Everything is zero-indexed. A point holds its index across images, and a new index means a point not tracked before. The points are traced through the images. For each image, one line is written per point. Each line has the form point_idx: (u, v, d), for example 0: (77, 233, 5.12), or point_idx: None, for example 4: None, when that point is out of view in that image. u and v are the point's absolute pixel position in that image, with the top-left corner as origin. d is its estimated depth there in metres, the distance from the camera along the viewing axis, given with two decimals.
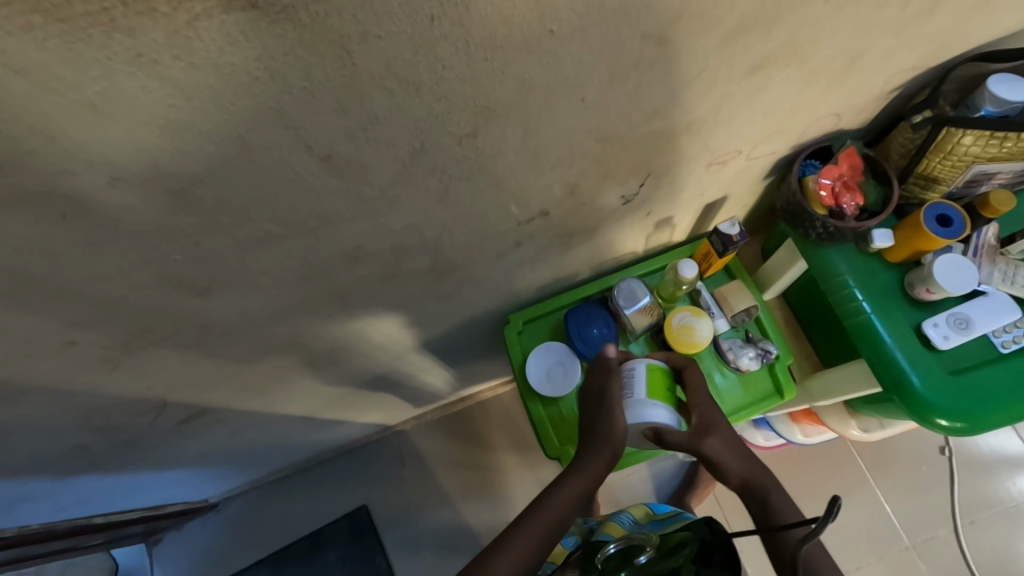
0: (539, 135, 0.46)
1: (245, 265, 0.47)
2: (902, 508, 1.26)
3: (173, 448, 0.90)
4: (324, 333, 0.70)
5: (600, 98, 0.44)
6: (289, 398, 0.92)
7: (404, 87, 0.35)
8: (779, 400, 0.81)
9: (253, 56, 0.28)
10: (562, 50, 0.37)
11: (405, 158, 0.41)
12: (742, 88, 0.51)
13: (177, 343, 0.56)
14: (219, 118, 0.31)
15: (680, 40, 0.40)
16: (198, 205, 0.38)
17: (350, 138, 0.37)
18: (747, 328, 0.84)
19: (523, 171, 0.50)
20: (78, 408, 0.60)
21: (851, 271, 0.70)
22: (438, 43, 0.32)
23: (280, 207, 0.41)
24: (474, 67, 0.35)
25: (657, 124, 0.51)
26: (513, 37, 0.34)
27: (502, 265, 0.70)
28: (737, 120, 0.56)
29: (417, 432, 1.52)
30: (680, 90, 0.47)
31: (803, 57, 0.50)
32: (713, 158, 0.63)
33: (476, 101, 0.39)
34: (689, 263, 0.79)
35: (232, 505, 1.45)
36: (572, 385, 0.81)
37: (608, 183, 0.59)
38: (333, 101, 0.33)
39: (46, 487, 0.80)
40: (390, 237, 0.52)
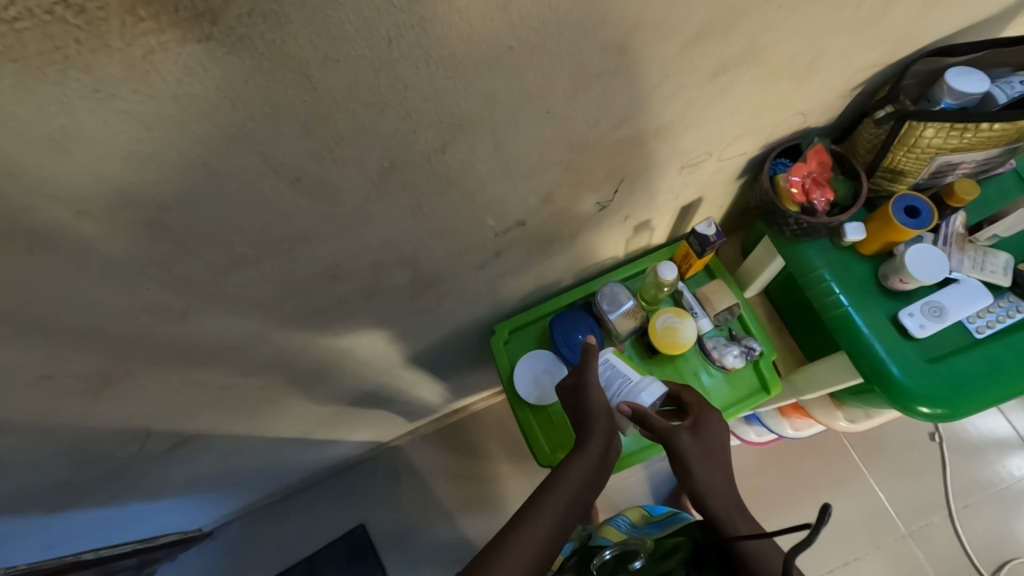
0: (509, 147, 0.46)
1: (221, 290, 0.47)
2: (896, 496, 1.27)
3: (161, 477, 0.89)
4: (309, 352, 0.70)
5: (566, 109, 0.45)
6: (278, 420, 0.91)
7: (368, 107, 0.35)
8: (766, 396, 0.82)
9: (213, 85, 0.29)
10: (523, 65, 0.38)
11: (375, 176, 0.42)
12: (706, 93, 0.52)
13: (157, 370, 0.55)
14: (184, 147, 0.31)
15: (639, 50, 0.41)
16: (168, 232, 0.37)
17: (318, 160, 0.37)
18: (730, 326, 0.85)
19: (495, 183, 0.50)
20: (60, 442, 0.59)
21: (827, 265, 0.71)
22: (399, 64, 0.33)
23: (254, 231, 0.42)
24: (438, 85, 0.36)
25: (626, 131, 0.52)
26: (473, 55, 0.35)
27: (484, 275, 0.70)
28: (703, 124, 0.58)
29: (412, 447, 1.51)
30: (644, 97, 0.48)
31: (762, 61, 0.51)
32: (685, 161, 0.65)
33: (441, 118, 0.39)
34: (669, 265, 0.79)
35: (226, 530, 1.43)
36: None
37: (582, 190, 0.60)
38: (298, 125, 0.34)
39: (32, 524, 0.79)
40: (367, 254, 0.52)
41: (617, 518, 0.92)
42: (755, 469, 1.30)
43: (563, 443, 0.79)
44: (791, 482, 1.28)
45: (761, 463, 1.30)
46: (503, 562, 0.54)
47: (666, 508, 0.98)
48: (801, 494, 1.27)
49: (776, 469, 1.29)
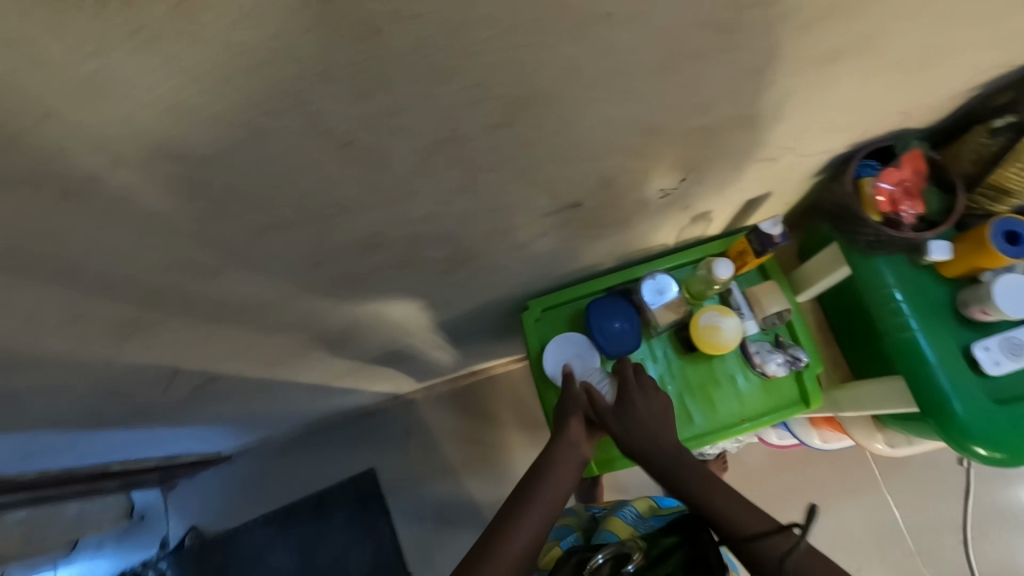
0: (579, 126, 0.41)
1: (257, 249, 0.45)
2: (912, 515, 1.24)
3: (184, 411, 0.91)
4: (337, 313, 0.68)
5: (650, 90, 0.39)
6: (300, 370, 0.91)
7: (435, 72, 0.31)
8: (803, 409, 0.78)
9: (268, 35, 0.25)
10: (617, 36, 0.32)
11: (431, 146, 0.38)
12: (808, 83, 0.46)
13: (187, 318, 0.54)
14: (229, 100, 0.28)
15: (751, 28, 0.35)
16: (207, 189, 0.35)
17: (373, 125, 0.33)
18: (777, 332, 0.81)
19: (556, 162, 0.46)
20: (91, 375, 0.59)
21: (900, 284, 0.65)
22: (478, 25, 0.28)
23: (296, 193, 0.38)
24: (516, 53, 0.31)
25: (710, 118, 0.46)
26: (563, 20, 0.30)
27: (525, 253, 0.66)
28: (791, 119, 0.51)
29: (426, 402, 1.52)
30: (739, 83, 0.42)
31: (878, 54, 0.44)
32: (762, 154, 0.58)
33: (513, 90, 0.34)
34: (725, 263, 0.74)
35: (243, 459, 1.51)
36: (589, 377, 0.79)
37: (645, 177, 0.55)
38: (356, 85, 0.30)
39: (63, 440, 0.82)
40: (410, 224, 0.49)
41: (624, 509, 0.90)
42: (769, 470, 1.27)
43: None
44: (803, 488, 1.26)
45: (775, 465, 1.27)
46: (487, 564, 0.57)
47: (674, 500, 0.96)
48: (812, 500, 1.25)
49: (790, 473, 1.26)
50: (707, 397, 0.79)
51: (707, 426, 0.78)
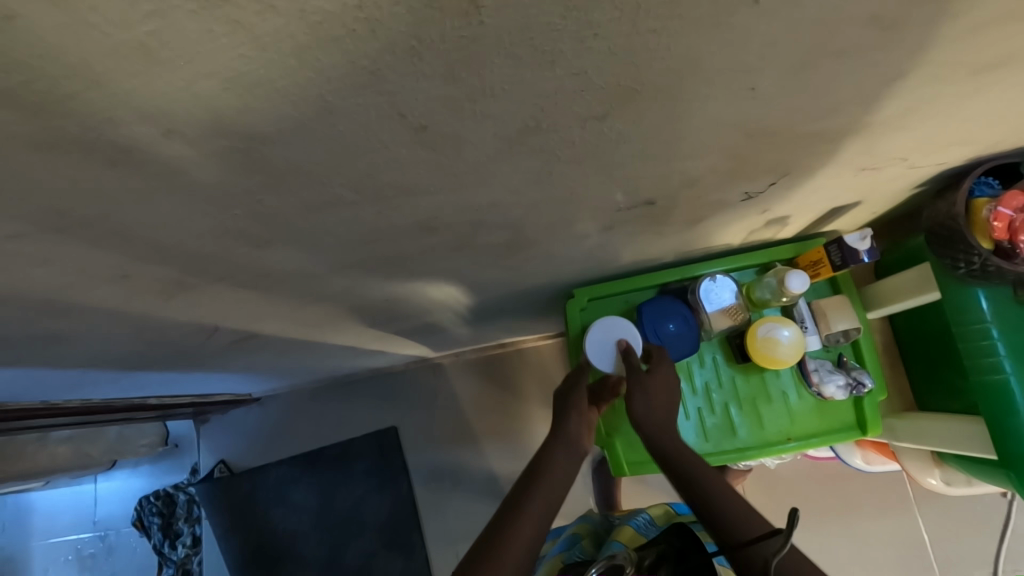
0: (679, 124, 0.36)
1: (310, 225, 0.42)
2: (943, 543, 1.18)
3: (221, 359, 0.92)
4: (381, 286, 0.65)
5: (771, 89, 0.33)
6: (336, 332, 0.90)
7: (536, 56, 0.26)
8: (858, 435, 0.74)
9: (354, 2, 0.21)
10: (755, 28, 0.27)
11: (513, 136, 0.33)
12: (952, 91, 0.39)
13: (231, 283, 0.52)
14: (300, 75, 0.24)
15: (914, 25, 0.29)
16: (265, 165, 0.31)
17: (454, 110, 0.29)
18: (840, 350, 0.75)
19: (642, 159, 0.41)
20: (135, 326, 0.59)
21: (997, 320, 0.58)
22: (598, 5, 0.23)
23: (358, 174, 0.35)
24: (633, 39, 0.26)
25: (827, 123, 0.40)
26: (698, 5, 0.25)
27: (583, 244, 0.62)
28: (915, 128, 0.45)
29: (453, 368, 1.51)
30: (874, 87, 0.36)
31: None
32: (868, 163, 0.52)
33: (618, 81, 0.30)
34: (800, 276, 0.68)
35: (274, 402, 1.56)
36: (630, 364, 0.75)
37: (732, 179, 0.49)
38: (444, 67, 0.25)
39: (107, 377, 0.84)
40: (472, 211, 0.45)
41: (637, 517, 0.91)
42: (797, 479, 1.23)
43: (618, 429, 0.79)
44: (831, 501, 1.22)
45: (805, 475, 1.23)
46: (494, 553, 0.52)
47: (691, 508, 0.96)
48: (838, 514, 1.21)
49: (819, 485, 1.22)
50: (754, 410, 0.75)
51: (750, 441, 0.75)
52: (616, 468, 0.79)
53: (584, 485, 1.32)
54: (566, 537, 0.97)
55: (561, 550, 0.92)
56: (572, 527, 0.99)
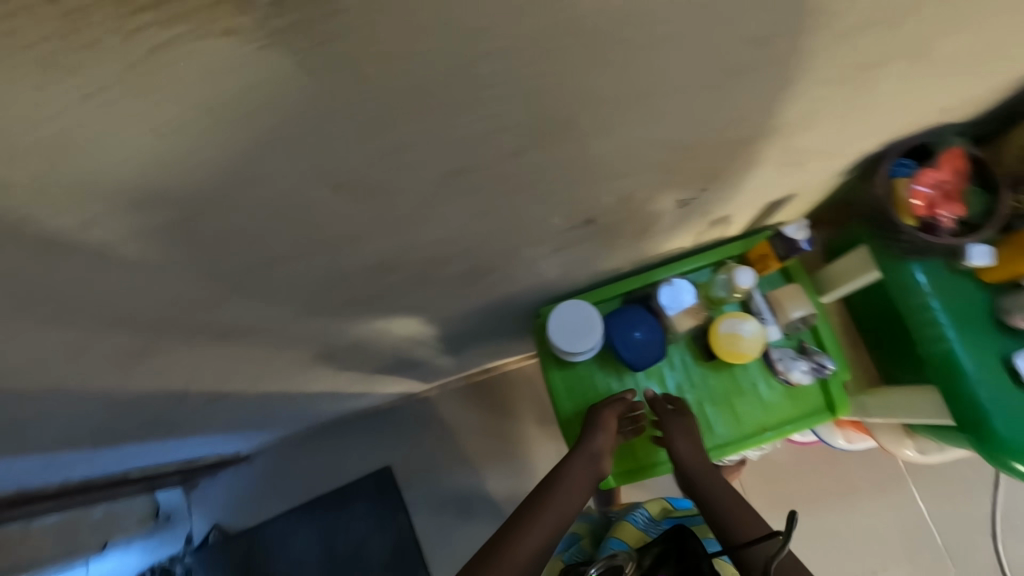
0: (594, 149, 0.38)
1: (256, 283, 0.43)
2: (940, 508, 1.20)
3: (200, 422, 0.91)
4: (346, 329, 0.66)
5: (672, 109, 0.36)
6: (313, 379, 0.90)
7: (435, 109, 0.28)
8: (829, 417, 0.76)
9: (243, 86, 0.22)
10: (635, 61, 0.29)
11: (435, 180, 0.35)
12: (844, 89, 0.42)
13: (191, 348, 0.52)
14: (208, 153, 0.26)
15: (783, 40, 0.32)
16: (195, 236, 0.32)
17: (371, 164, 0.31)
18: (801, 336, 0.78)
19: (570, 184, 0.43)
20: (101, 403, 0.58)
21: (936, 292, 0.61)
22: (480, 60, 0.25)
23: (294, 231, 0.36)
24: (523, 84, 0.28)
25: (736, 131, 0.43)
26: (575, 49, 0.27)
27: (538, 266, 0.63)
28: (823, 125, 0.47)
29: (441, 399, 1.50)
30: (769, 95, 0.38)
31: (921, 59, 0.41)
32: (790, 160, 0.54)
33: (522, 120, 0.32)
34: (746, 273, 0.73)
35: (263, 457, 1.53)
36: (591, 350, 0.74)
37: (664, 190, 0.51)
38: (347, 128, 0.27)
39: (82, 455, 0.82)
40: (417, 251, 0.46)
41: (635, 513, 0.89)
42: (792, 467, 1.24)
43: None
44: (827, 483, 1.23)
45: (799, 462, 1.24)
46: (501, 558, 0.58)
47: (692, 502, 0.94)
48: (836, 496, 1.22)
49: (813, 469, 1.24)
50: (730, 405, 0.76)
51: (729, 436, 0.75)
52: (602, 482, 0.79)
53: None
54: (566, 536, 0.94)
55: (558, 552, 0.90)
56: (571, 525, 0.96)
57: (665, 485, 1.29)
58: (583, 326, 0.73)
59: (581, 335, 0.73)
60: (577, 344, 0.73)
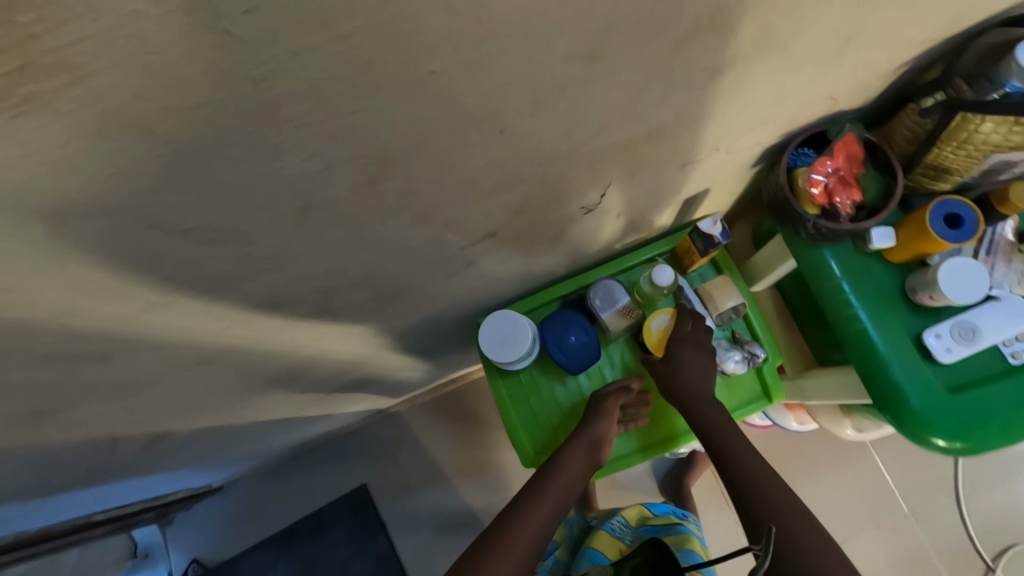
0: (459, 171, 0.38)
1: (143, 329, 0.42)
2: (903, 477, 1.22)
3: (149, 463, 0.89)
4: (273, 359, 0.66)
5: (527, 127, 0.36)
6: (261, 408, 0.89)
7: (254, 152, 0.28)
8: (767, 403, 0.77)
9: (17, 154, 0.22)
10: (459, 88, 0.29)
11: (291, 216, 0.35)
12: (711, 91, 0.42)
13: (100, 397, 0.52)
14: (13, 219, 0.25)
15: (616, 55, 0.32)
16: (45, 294, 0.32)
17: (207, 208, 0.31)
18: (734, 327, 0.79)
19: (451, 204, 0.43)
20: (19, 460, 0.57)
21: (846, 275, 0.62)
22: (281, 103, 0.25)
23: (157, 277, 0.36)
24: (343, 121, 0.28)
25: (610, 139, 0.43)
26: (383, 84, 0.27)
27: (458, 281, 0.64)
28: (705, 125, 0.48)
29: (410, 413, 1.50)
30: (629, 105, 0.39)
31: (782, 57, 0.41)
32: (686, 158, 0.55)
33: (362, 153, 0.31)
34: (665, 270, 0.72)
35: (235, 487, 1.51)
36: (527, 358, 0.75)
37: (561, 199, 0.51)
38: (163, 179, 0.27)
39: (26, 508, 0.80)
40: (311, 282, 0.46)
41: (612, 522, 0.93)
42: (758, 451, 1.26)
43: (547, 446, 0.77)
44: (793, 463, 1.25)
45: (764, 445, 1.26)
46: (504, 545, 0.59)
47: (668, 507, 0.97)
48: (803, 475, 1.24)
49: (778, 450, 1.25)
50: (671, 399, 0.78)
51: None
52: None
53: None
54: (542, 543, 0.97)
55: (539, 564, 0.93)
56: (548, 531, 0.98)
57: (637, 480, 1.30)
58: (517, 333, 0.73)
59: (514, 343, 0.73)
60: (511, 353, 0.73)
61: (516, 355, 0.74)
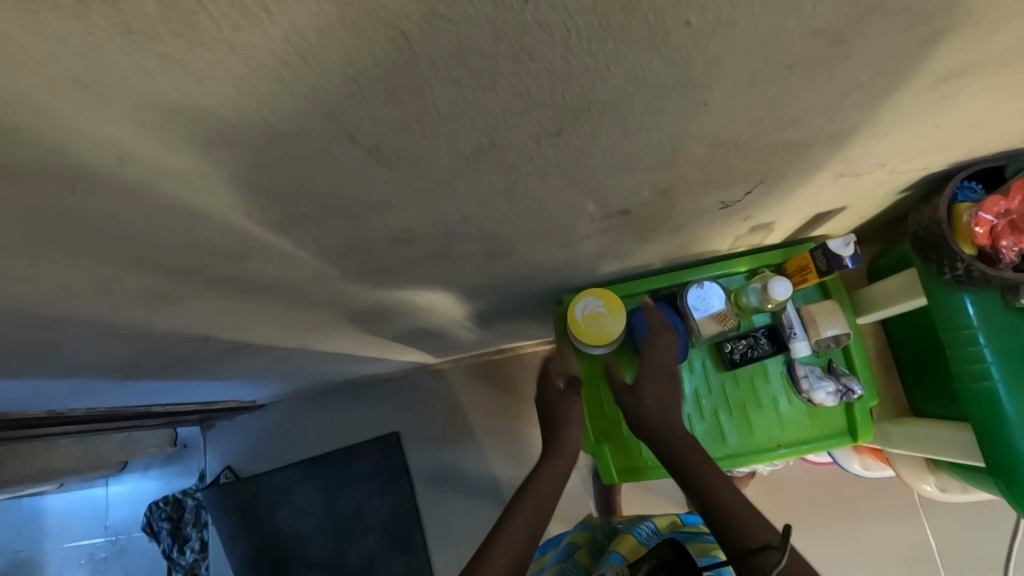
0: (640, 139, 0.36)
1: (280, 240, 0.43)
2: (952, 548, 1.15)
3: (217, 368, 0.93)
4: (366, 293, 0.66)
5: (728, 103, 0.33)
6: (328, 338, 0.91)
7: (476, 78, 0.26)
8: (850, 441, 0.74)
9: (279, 35, 0.21)
10: (696, 45, 0.27)
11: (469, 154, 0.34)
12: (921, 99, 0.38)
13: (214, 295, 0.53)
14: (239, 105, 0.25)
15: (861, 40, 0.29)
16: (224, 186, 0.32)
17: (402, 131, 0.30)
18: (830, 356, 0.75)
19: (611, 171, 0.41)
20: (125, 338, 0.60)
21: (985, 327, 0.58)
22: (528, 30, 0.24)
23: (321, 191, 0.35)
24: (573, 61, 0.26)
25: (791, 134, 0.40)
26: (631, 26, 0.25)
27: (564, 253, 0.62)
28: (888, 136, 0.44)
29: (453, 373, 1.51)
30: (836, 98, 0.35)
31: (1008, 75, 0.37)
32: (845, 170, 0.51)
33: (566, 101, 0.30)
34: (782, 283, 0.69)
35: (277, 407, 1.57)
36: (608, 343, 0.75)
37: (706, 188, 0.49)
38: (384, 92, 0.26)
39: (107, 385, 0.85)
40: (444, 225, 0.46)
41: (639, 526, 0.90)
42: (801, 486, 1.21)
43: (608, 435, 0.79)
44: (835, 506, 1.19)
45: (809, 481, 1.21)
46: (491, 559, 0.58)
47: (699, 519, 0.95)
48: (845, 519, 1.19)
49: (823, 491, 1.20)
50: (744, 416, 0.74)
51: (740, 448, 0.74)
52: (607, 477, 0.79)
53: (584, 489, 1.31)
54: (563, 546, 0.94)
55: (556, 561, 0.91)
56: (569, 535, 0.97)
57: (667, 487, 1.28)
58: (593, 315, 0.73)
59: (586, 326, 0.73)
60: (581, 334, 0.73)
61: (585, 338, 0.74)
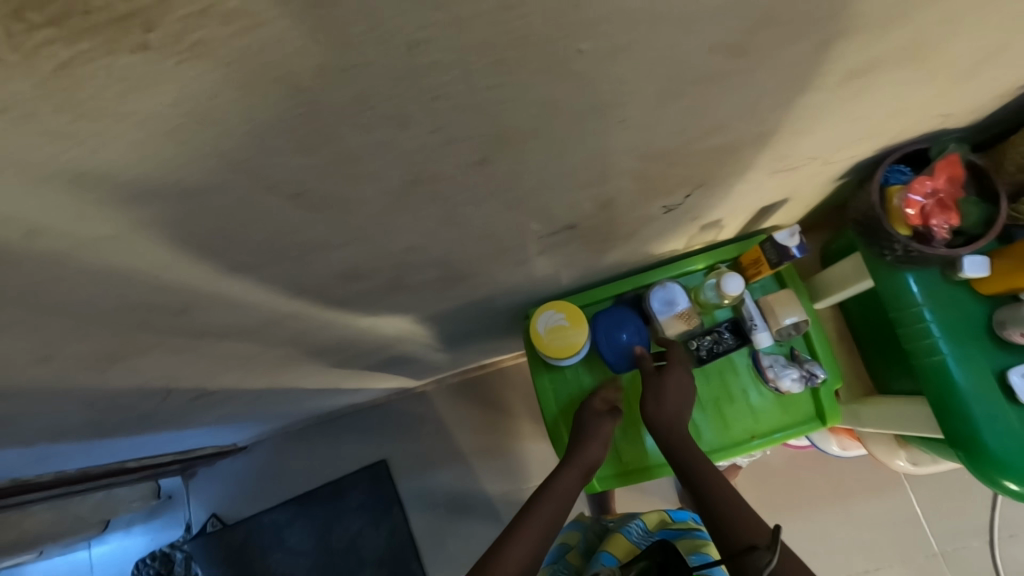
0: (568, 159, 0.37)
1: (224, 289, 0.42)
2: (937, 515, 1.17)
3: (189, 417, 0.90)
4: (328, 328, 0.66)
5: (645, 118, 0.34)
6: (300, 375, 0.90)
7: (386, 121, 0.27)
8: (819, 426, 0.75)
9: (168, 101, 0.21)
10: (598, 69, 0.28)
11: (398, 190, 0.34)
12: (834, 96, 0.40)
13: (168, 348, 0.52)
14: (143, 167, 0.25)
15: (760, 50, 0.30)
16: (149, 245, 0.32)
17: (323, 175, 0.30)
18: (792, 344, 0.76)
19: (547, 190, 0.41)
20: (81, 399, 0.58)
21: (929, 302, 0.60)
22: (427, 72, 0.24)
23: (254, 238, 0.35)
24: (479, 95, 0.27)
25: (717, 140, 0.41)
26: (528, 59, 0.25)
27: (522, 270, 0.63)
28: (813, 131, 0.46)
29: (436, 394, 1.49)
30: (752, 103, 0.37)
31: (910, 67, 0.39)
32: (781, 166, 0.53)
33: (483, 131, 0.30)
34: (734, 278, 0.71)
35: (259, 447, 1.54)
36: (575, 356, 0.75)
37: (648, 196, 0.50)
38: (292, 142, 0.26)
39: (72, 447, 0.82)
40: (391, 257, 0.46)
41: (629, 525, 0.90)
42: (788, 470, 1.23)
43: None
44: (822, 486, 1.22)
45: (794, 464, 1.23)
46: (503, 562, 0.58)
47: (688, 513, 0.94)
48: (833, 498, 1.21)
49: (809, 473, 1.22)
50: (718, 412, 0.75)
51: (716, 443, 0.75)
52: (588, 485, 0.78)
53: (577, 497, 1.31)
54: (555, 548, 0.94)
55: (548, 563, 0.91)
56: (561, 536, 0.97)
57: (659, 486, 1.29)
58: (557, 327, 0.74)
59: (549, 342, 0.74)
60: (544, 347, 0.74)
61: (549, 348, 0.74)
